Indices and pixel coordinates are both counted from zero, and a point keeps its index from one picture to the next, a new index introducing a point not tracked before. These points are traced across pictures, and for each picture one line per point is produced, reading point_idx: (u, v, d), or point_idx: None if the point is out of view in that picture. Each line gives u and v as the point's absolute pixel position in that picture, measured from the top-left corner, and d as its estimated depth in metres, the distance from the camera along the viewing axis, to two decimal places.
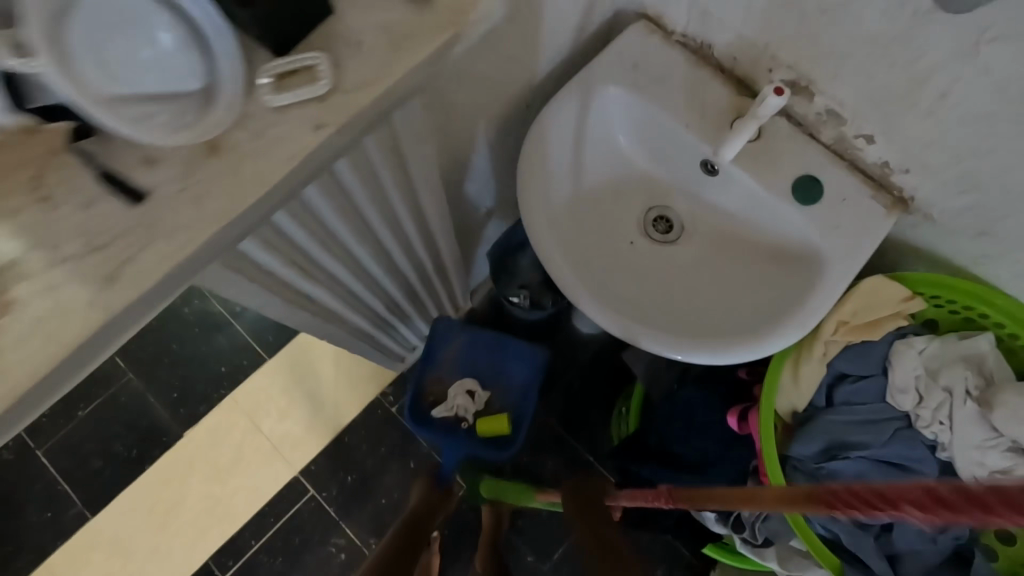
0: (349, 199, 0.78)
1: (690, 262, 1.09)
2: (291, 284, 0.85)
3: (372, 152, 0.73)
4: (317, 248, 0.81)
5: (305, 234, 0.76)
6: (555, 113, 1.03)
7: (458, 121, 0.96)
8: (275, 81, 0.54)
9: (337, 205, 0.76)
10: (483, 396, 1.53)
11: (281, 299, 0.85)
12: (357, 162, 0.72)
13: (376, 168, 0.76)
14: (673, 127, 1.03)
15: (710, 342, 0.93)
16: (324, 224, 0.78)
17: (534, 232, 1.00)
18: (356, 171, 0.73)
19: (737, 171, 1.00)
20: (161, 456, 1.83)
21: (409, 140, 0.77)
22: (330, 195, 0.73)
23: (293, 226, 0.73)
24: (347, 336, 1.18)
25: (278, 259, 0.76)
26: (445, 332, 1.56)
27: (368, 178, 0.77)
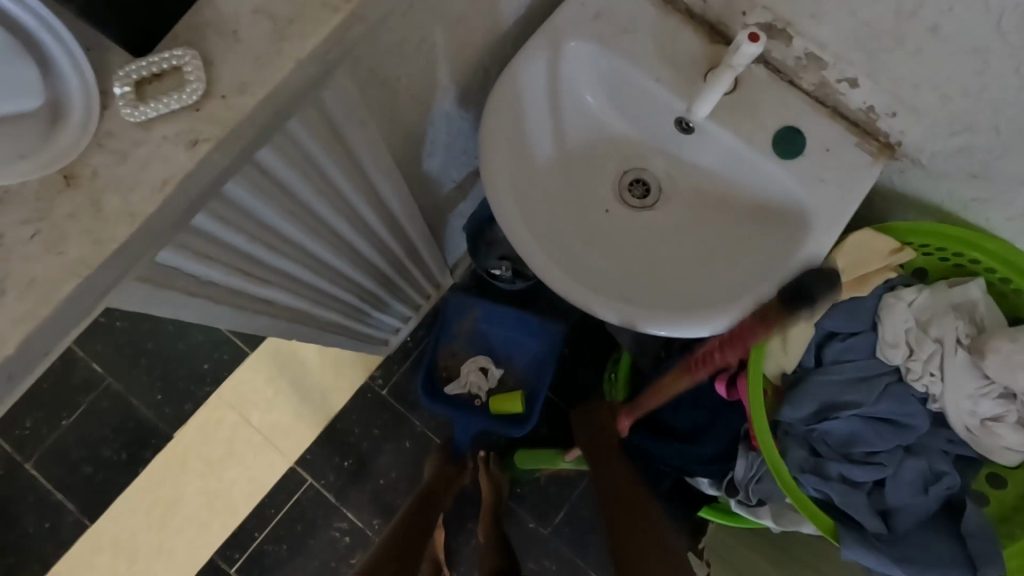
0: (287, 194, 0.71)
1: (670, 228, 1.04)
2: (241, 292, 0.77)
3: (302, 141, 0.65)
4: (260, 249, 0.74)
5: (241, 237, 0.68)
6: (514, 78, 0.95)
7: (407, 95, 0.87)
8: (135, 90, 0.46)
9: (273, 204, 0.68)
10: (496, 374, 1.60)
11: (232, 309, 0.78)
12: (286, 154, 0.64)
13: (311, 156, 0.68)
14: (642, 84, 0.96)
15: (698, 315, 0.89)
16: (262, 224, 0.71)
17: (500, 211, 0.94)
18: (286, 164, 0.65)
19: (713, 128, 0.93)
20: (152, 458, 1.80)
21: (344, 123, 0.69)
22: (261, 193, 0.65)
23: (224, 231, 0.65)
24: (317, 332, 1.11)
25: (215, 268, 0.68)
26: (459, 309, 1.61)
27: (305, 169, 0.69)
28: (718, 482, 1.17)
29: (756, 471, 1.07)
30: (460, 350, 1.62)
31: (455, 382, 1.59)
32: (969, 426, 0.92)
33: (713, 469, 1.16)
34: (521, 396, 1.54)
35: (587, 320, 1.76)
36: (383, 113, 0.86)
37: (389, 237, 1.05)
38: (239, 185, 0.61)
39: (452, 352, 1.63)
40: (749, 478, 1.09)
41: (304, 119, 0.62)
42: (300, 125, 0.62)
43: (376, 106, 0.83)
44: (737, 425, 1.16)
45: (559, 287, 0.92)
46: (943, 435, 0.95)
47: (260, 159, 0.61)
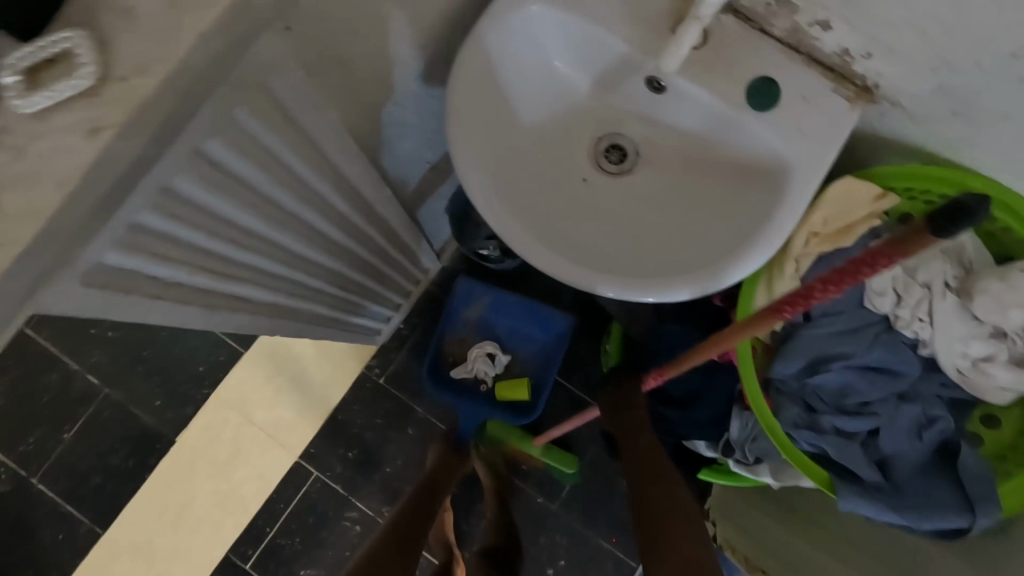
0: (244, 185, 0.68)
1: (651, 192, 1.01)
2: (206, 289, 0.75)
3: (250, 128, 0.63)
4: (224, 245, 0.72)
5: (199, 234, 0.67)
6: (476, 46, 0.91)
7: (364, 74, 0.84)
8: (22, 78, 0.43)
9: (226, 196, 0.66)
10: (502, 361, 1.59)
11: (200, 307, 0.76)
12: (236, 142, 0.62)
13: (264, 144, 0.66)
14: (611, 43, 0.92)
15: (685, 279, 0.87)
16: (222, 219, 0.69)
17: (472, 187, 0.91)
18: (237, 154, 0.63)
19: (687, 85, 0.90)
20: (158, 463, 1.81)
21: (293, 106, 0.66)
22: (213, 186, 0.63)
23: (179, 228, 0.63)
24: (303, 325, 1.10)
25: (175, 268, 0.67)
26: (467, 294, 1.63)
27: (259, 157, 0.67)
28: (715, 445, 1.16)
29: (751, 431, 1.07)
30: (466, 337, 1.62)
31: (460, 368, 1.58)
32: (960, 368, 0.91)
33: (708, 432, 1.17)
34: (528, 385, 1.57)
35: (581, 294, 1.74)
36: (340, 93, 0.83)
37: (365, 224, 1.03)
38: (188, 179, 0.59)
39: (459, 338, 1.63)
40: (745, 438, 1.08)
41: (250, 104, 0.60)
42: (247, 111, 0.60)
43: (328, 86, 0.80)
44: (732, 386, 1.15)
45: (538, 261, 0.91)
46: (935, 380, 0.95)
47: (206, 150, 0.59)
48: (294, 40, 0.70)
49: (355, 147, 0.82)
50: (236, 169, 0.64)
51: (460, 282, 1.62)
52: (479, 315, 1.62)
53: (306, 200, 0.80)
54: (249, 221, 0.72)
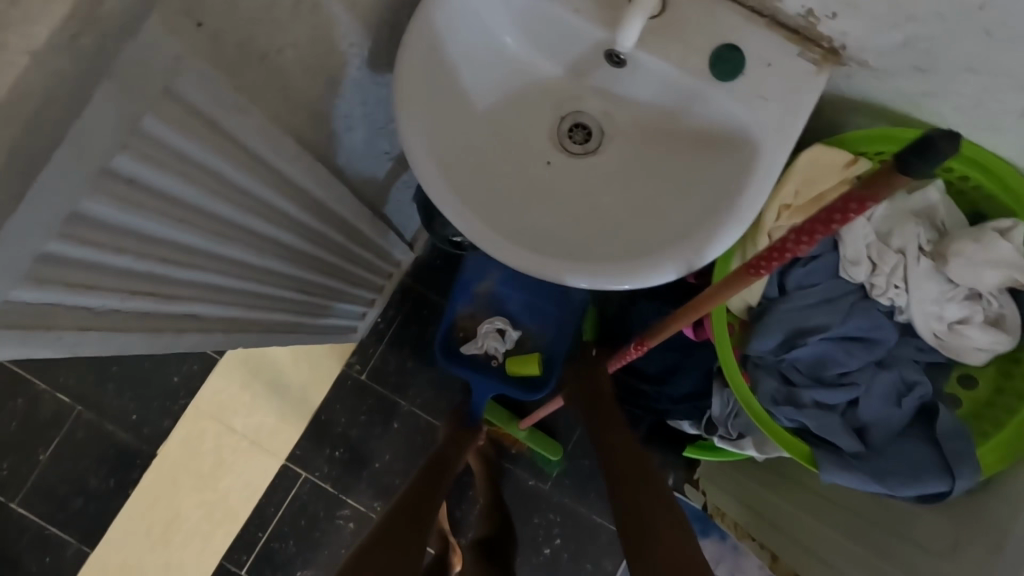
0: (169, 200, 0.63)
1: (616, 171, 0.97)
2: (145, 312, 0.70)
3: (164, 138, 0.57)
4: (158, 265, 0.67)
5: (125, 257, 0.61)
6: (420, 30, 0.86)
7: (298, 67, 0.78)
8: None
9: (151, 215, 0.61)
10: (514, 336, 1.31)
11: (141, 331, 0.72)
12: (149, 156, 0.56)
13: (185, 154, 0.61)
14: (564, 18, 0.87)
15: (652, 262, 0.83)
16: (151, 237, 0.64)
17: (426, 180, 0.87)
18: (153, 169, 0.57)
19: (646, 57, 0.86)
20: (140, 478, 1.77)
21: (213, 110, 0.60)
22: (131, 204, 0.58)
23: (99, 254, 0.58)
24: (267, 333, 1.06)
25: (103, 296, 0.62)
26: (477, 265, 1.34)
27: (182, 168, 0.61)
28: (698, 423, 1.16)
29: (732, 407, 1.06)
30: (477, 309, 1.35)
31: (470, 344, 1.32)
32: (937, 332, 0.90)
33: (691, 411, 1.15)
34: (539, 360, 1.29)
35: None
36: (272, 90, 0.77)
37: (321, 225, 0.98)
38: (98, 199, 0.54)
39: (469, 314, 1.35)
40: (727, 415, 1.07)
41: (158, 113, 0.54)
42: (157, 121, 0.54)
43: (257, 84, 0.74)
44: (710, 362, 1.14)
45: (499, 254, 0.86)
46: (911, 344, 0.94)
47: (113, 167, 0.54)
48: (207, 38, 0.64)
49: (296, 148, 0.77)
50: (156, 184, 0.59)
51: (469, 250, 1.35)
52: (492, 285, 1.34)
53: (246, 209, 0.75)
54: (182, 237, 0.67)
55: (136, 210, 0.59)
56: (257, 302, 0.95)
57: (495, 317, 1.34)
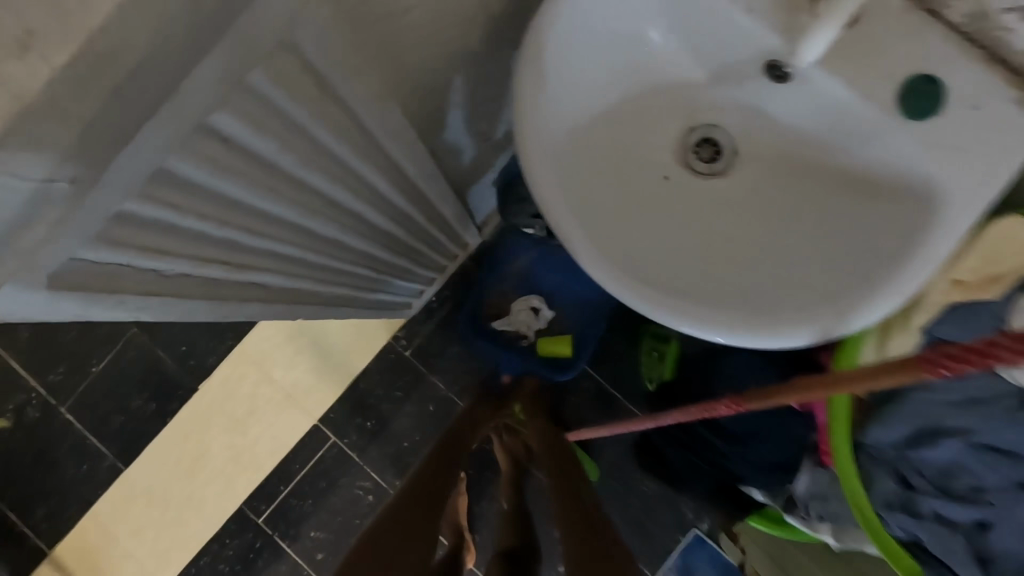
0: (260, 165, 0.55)
1: (743, 199, 0.84)
2: (208, 279, 0.65)
3: (266, 95, 0.49)
4: (237, 234, 0.61)
5: (204, 224, 0.55)
6: (560, 6, 0.74)
7: (420, 28, 0.68)
8: None
9: (237, 180, 0.54)
10: (547, 315, 1.47)
11: (203, 297, 0.66)
12: (247, 115, 0.48)
13: (285, 115, 0.52)
14: (730, 16, 0.74)
15: (791, 325, 0.69)
16: (236, 204, 0.57)
17: (535, 177, 0.75)
18: (251, 133, 0.50)
19: (820, 75, 0.72)
20: (179, 409, 1.78)
21: (325, 70, 0.51)
22: (221, 170, 0.51)
23: (179, 218, 0.52)
24: (326, 305, 1.00)
25: (174, 262, 0.57)
26: (512, 246, 1.47)
27: (279, 131, 0.53)
28: (773, 495, 1.03)
29: (820, 489, 0.93)
30: (509, 286, 1.50)
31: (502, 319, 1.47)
32: None
33: (770, 483, 1.00)
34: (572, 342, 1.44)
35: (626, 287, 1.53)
36: (388, 52, 0.67)
37: (405, 203, 0.88)
38: (188, 162, 0.47)
39: (502, 290, 1.50)
40: (811, 495, 0.95)
41: (265, 66, 0.46)
42: (262, 76, 0.46)
43: (376, 42, 0.64)
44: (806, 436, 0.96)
45: (609, 282, 0.73)
46: None
47: (209, 125, 0.46)
48: None
49: (400, 119, 0.68)
50: (250, 145, 0.51)
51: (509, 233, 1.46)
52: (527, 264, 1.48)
53: (334, 181, 0.66)
54: (262, 205, 0.60)
55: (222, 175, 0.51)
56: (322, 275, 0.88)
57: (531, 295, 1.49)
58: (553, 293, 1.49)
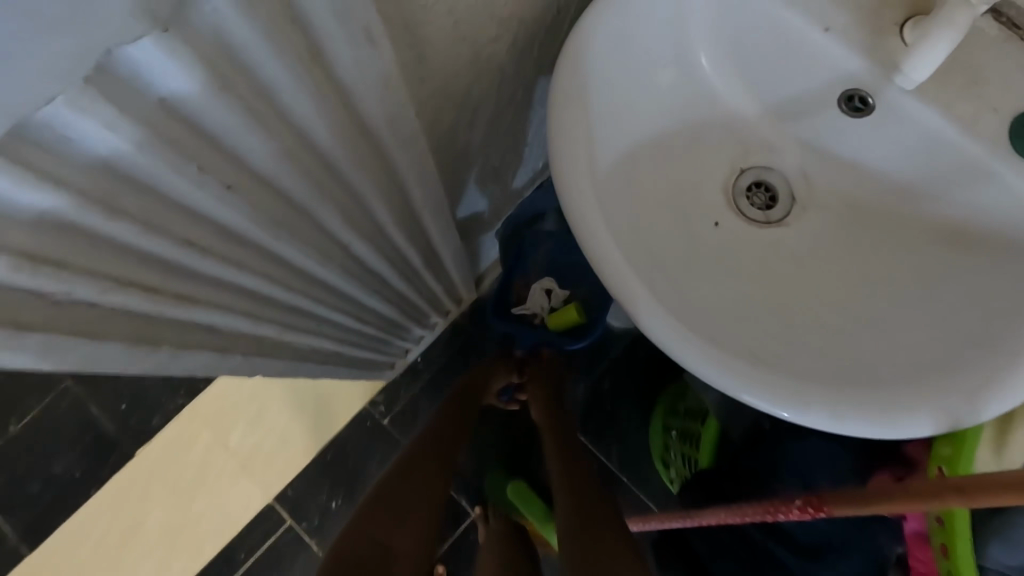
0: (210, 143, 0.40)
1: (812, 252, 0.70)
2: (122, 308, 0.47)
3: (229, 32, 0.35)
4: (169, 249, 0.44)
5: (111, 222, 0.39)
6: (605, 16, 0.64)
7: (446, 15, 0.56)
8: None
9: (173, 161, 0.38)
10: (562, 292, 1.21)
11: (115, 331, 0.48)
12: (198, 57, 0.34)
13: (253, 72, 0.38)
14: (804, 37, 0.64)
15: (908, 406, 0.53)
16: (166, 200, 0.42)
17: (574, 207, 0.60)
18: (194, 95, 0.36)
19: (914, 105, 0.61)
20: (109, 478, 1.42)
21: (318, 18, 0.38)
22: (146, 143, 0.36)
23: (70, 206, 0.36)
24: (295, 361, 0.79)
25: (63, 282, 0.40)
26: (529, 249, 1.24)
27: (244, 93, 0.39)
28: None
29: None
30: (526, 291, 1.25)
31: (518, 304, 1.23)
32: None
33: None
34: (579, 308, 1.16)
35: (632, 352, 1.37)
36: (403, 42, 0.54)
37: (404, 238, 0.72)
38: (87, 116, 0.32)
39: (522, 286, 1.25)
40: None
41: None
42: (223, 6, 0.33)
43: (394, 18, 0.51)
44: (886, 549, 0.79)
45: (674, 344, 0.57)
46: None
47: (116, 54, 0.31)
48: None
49: (413, 121, 0.54)
50: (193, 109, 0.37)
51: (523, 236, 1.23)
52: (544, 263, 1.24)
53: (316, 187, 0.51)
54: (208, 206, 0.44)
55: (147, 146, 0.36)
56: (289, 314, 0.68)
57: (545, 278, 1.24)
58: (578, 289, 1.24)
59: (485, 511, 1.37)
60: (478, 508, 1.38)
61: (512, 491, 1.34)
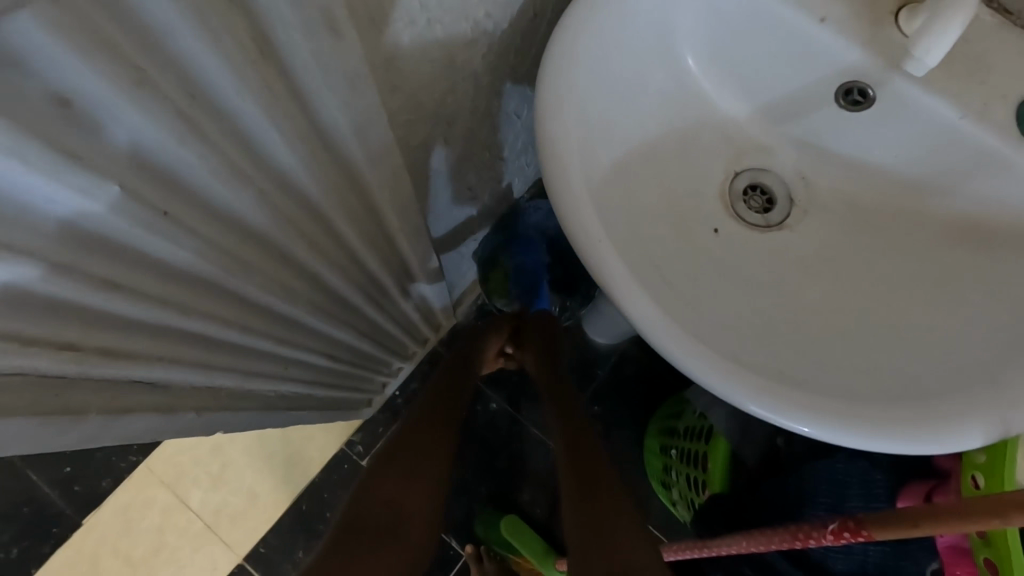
0: (130, 161, 0.33)
1: (820, 256, 0.66)
2: (33, 369, 0.38)
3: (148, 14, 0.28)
4: (85, 293, 0.37)
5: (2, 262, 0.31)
6: (592, 14, 0.58)
7: (418, 16, 0.50)
8: None
9: (87, 182, 0.31)
10: (514, 248, 1.11)
11: (26, 395, 0.39)
12: (104, 41, 0.27)
13: (187, 68, 0.31)
14: (799, 29, 0.60)
15: (946, 418, 0.49)
16: (86, 234, 0.34)
17: (570, 219, 0.54)
18: (108, 100, 0.29)
19: (920, 97, 0.58)
20: (51, 554, 1.25)
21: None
22: (41, 159, 0.28)
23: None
24: (260, 410, 0.70)
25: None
26: (498, 248, 1.12)
27: (173, 95, 0.32)
28: None
29: None
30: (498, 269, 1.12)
31: (489, 270, 1.13)
32: None
33: None
34: (520, 246, 1.10)
35: (620, 369, 1.31)
36: (372, 43, 0.48)
37: (380, 266, 0.64)
38: None
39: (492, 265, 1.12)
40: None
41: None
42: None
43: (361, 13, 0.44)
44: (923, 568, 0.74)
45: (692, 365, 0.51)
46: None
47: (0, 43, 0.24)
48: None
49: (386, 131, 0.47)
50: (112, 110, 0.30)
51: (489, 235, 1.13)
52: (509, 251, 1.10)
53: (271, 208, 0.44)
54: (135, 235, 0.36)
55: (49, 163, 0.29)
56: (247, 359, 0.58)
57: (499, 245, 1.12)
58: (537, 261, 1.10)
59: (477, 552, 1.26)
60: (470, 546, 1.27)
61: (507, 527, 1.23)
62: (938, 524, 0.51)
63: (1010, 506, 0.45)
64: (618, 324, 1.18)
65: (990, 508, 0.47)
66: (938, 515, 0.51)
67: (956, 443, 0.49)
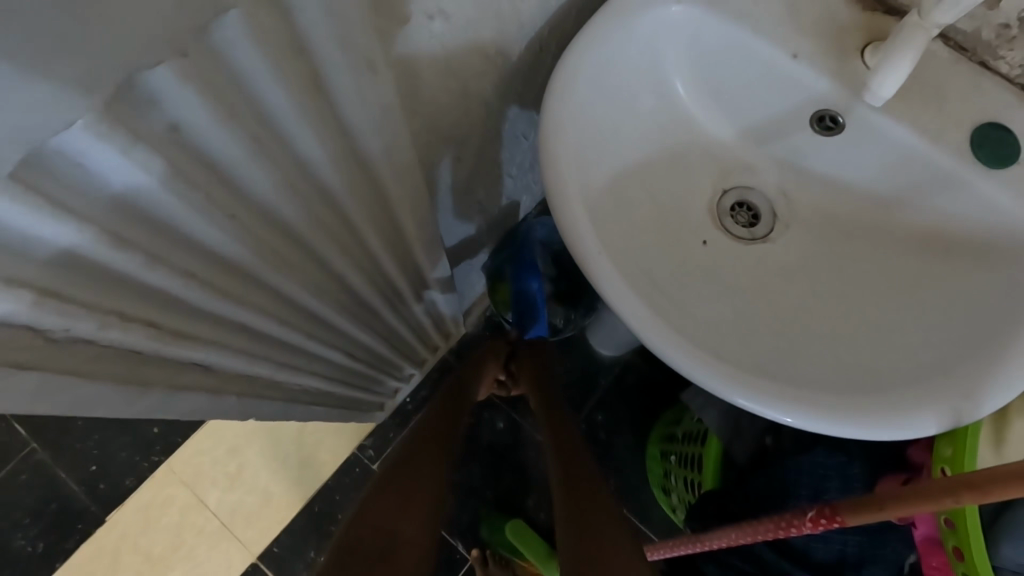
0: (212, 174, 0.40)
1: (799, 266, 0.72)
2: (120, 345, 0.46)
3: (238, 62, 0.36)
4: (171, 284, 0.45)
5: (116, 255, 0.39)
6: (590, 49, 0.66)
7: (438, 53, 0.59)
8: None
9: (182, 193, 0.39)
10: (517, 266, 1.15)
11: (111, 366, 0.46)
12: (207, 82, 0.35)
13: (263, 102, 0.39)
14: (773, 63, 0.68)
15: (910, 409, 0.54)
16: (174, 236, 0.42)
17: (570, 227, 0.61)
18: (207, 131, 0.37)
19: (882, 122, 0.65)
20: (75, 549, 1.32)
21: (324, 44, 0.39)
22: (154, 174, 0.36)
23: (74, 237, 0.35)
24: (288, 400, 0.77)
25: (62, 319, 0.39)
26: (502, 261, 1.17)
27: (249, 120, 0.39)
28: None
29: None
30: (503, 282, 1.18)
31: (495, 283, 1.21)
32: None
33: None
34: (523, 264, 1.14)
35: (622, 378, 1.36)
36: (398, 77, 0.56)
37: (399, 272, 0.72)
38: (105, 146, 0.31)
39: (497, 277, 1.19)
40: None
41: (250, 10, 0.33)
42: (240, 32, 0.33)
43: (392, 52, 0.53)
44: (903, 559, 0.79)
45: (679, 358, 0.58)
46: None
47: (139, 83, 0.31)
48: None
49: (410, 151, 0.55)
50: (209, 138, 0.37)
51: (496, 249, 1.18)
52: (513, 266, 1.15)
53: (312, 215, 0.51)
54: (208, 237, 0.44)
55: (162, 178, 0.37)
56: (280, 352, 0.65)
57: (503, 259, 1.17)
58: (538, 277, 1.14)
59: (483, 554, 1.31)
60: (475, 550, 1.32)
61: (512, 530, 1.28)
62: (899, 507, 0.56)
63: (957, 487, 0.51)
64: (620, 333, 1.25)
65: (940, 488, 0.52)
66: (899, 499, 0.56)
67: (916, 431, 0.54)
